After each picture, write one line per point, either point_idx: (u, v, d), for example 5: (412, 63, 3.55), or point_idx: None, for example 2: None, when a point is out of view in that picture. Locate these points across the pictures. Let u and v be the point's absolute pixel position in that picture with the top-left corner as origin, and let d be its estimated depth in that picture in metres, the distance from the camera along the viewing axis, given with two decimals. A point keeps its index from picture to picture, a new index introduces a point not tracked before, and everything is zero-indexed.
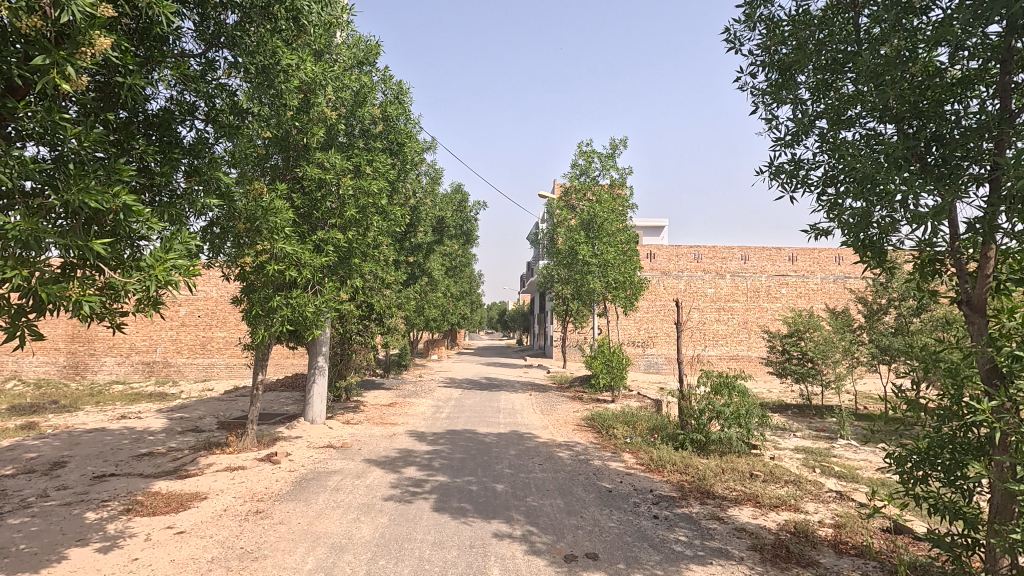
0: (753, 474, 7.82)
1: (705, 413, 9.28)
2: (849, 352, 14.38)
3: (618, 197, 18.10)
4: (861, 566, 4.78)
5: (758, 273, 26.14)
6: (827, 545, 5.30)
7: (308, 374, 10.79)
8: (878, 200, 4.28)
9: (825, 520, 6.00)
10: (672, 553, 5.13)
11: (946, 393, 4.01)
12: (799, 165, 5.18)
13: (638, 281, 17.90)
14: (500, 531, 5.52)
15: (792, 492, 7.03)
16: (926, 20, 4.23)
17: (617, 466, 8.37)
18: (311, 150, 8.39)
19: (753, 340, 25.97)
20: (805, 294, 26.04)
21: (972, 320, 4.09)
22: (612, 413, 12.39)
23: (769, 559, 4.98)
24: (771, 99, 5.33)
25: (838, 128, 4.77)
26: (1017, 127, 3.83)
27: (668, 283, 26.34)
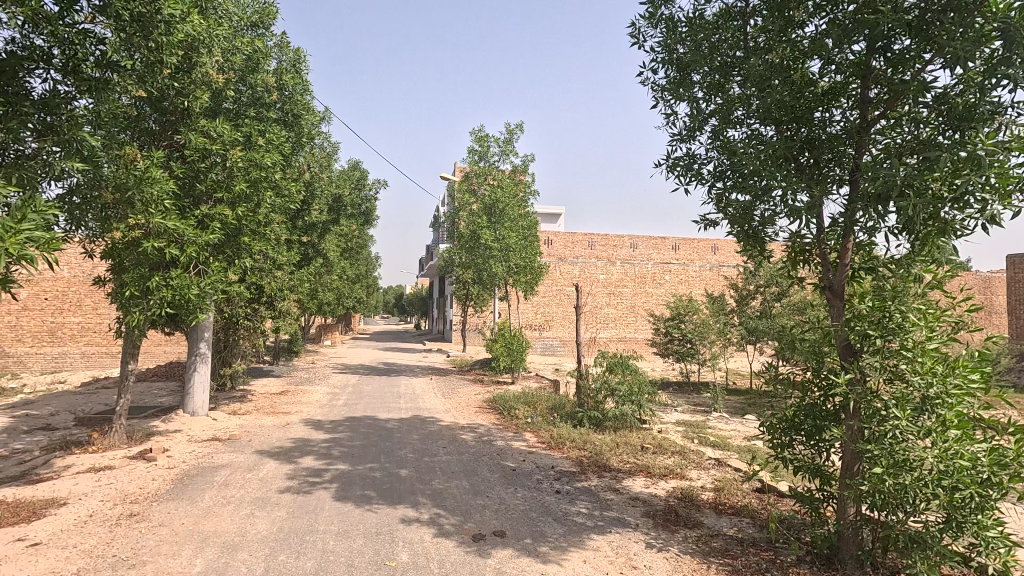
0: (644, 447, 8.43)
1: (601, 391, 9.81)
2: (723, 333, 15.89)
3: (519, 183, 18.35)
4: (737, 524, 5.35)
5: (645, 261, 27.91)
6: (709, 507, 5.86)
7: (187, 362, 9.85)
8: (761, 195, 4.70)
9: (707, 485, 6.63)
10: (575, 525, 5.39)
11: (810, 367, 4.55)
12: (693, 159, 5.58)
13: (538, 266, 18.34)
14: (407, 516, 5.46)
15: (678, 461, 7.67)
16: (803, 34, 4.70)
17: (520, 446, 8.60)
18: (193, 116, 7.60)
19: (640, 323, 27.75)
20: (685, 280, 28.25)
21: (832, 304, 4.61)
22: (513, 395, 12.65)
23: (661, 524, 5.41)
24: (670, 95, 5.68)
25: (727, 127, 5.18)
26: (872, 138, 4.38)
27: (564, 268, 27.27)
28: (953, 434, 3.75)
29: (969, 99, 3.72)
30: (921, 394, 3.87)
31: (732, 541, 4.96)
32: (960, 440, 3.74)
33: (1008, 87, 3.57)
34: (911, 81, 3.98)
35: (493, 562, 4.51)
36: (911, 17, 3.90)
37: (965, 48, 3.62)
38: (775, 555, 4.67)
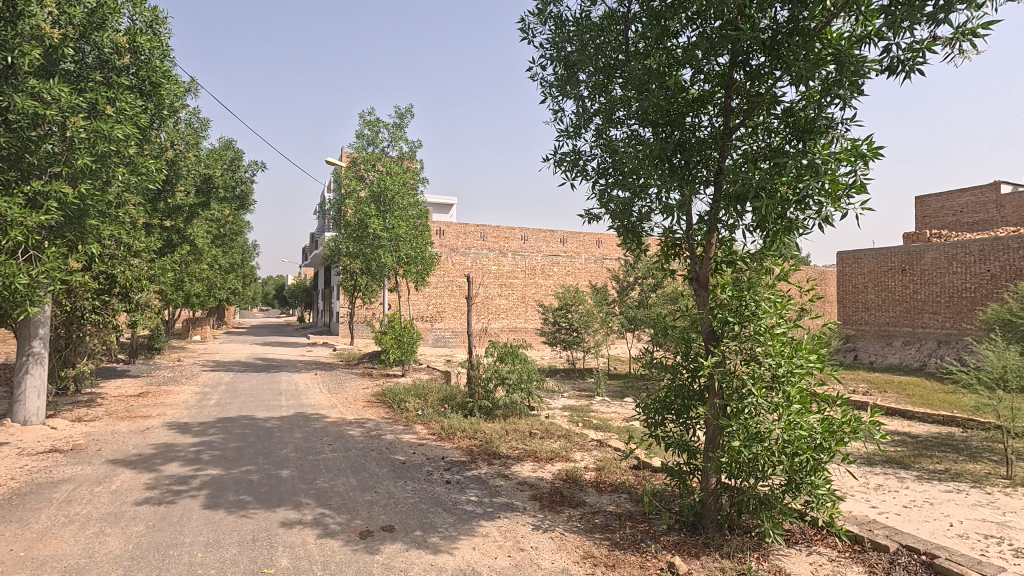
0: (532, 432, 8.70)
1: (492, 380, 9.96)
2: (606, 322, 16.82)
3: (409, 171, 17.96)
4: (616, 499, 5.72)
5: (535, 253, 28.70)
6: (591, 486, 6.20)
7: (16, 363, 8.46)
8: (639, 192, 5.03)
9: (589, 465, 7.01)
10: (464, 514, 5.43)
11: (681, 351, 4.96)
12: (578, 156, 5.82)
13: (429, 257, 18.12)
14: (288, 518, 5.16)
15: (564, 445, 8.02)
16: (676, 43, 5.06)
17: (410, 438, 8.48)
18: (19, 74, 6.49)
19: (530, 313, 28.50)
20: (572, 272, 29.52)
21: (698, 294, 5.03)
22: (403, 387, 12.42)
23: (547, 505, 5.64)
24: (557, 92, 5.86)
25: (610, 126, 5.46)
26: (733, 143, 4.83)
27: (456, 259, 27.12)
28: (795, 408, 4.30)
29: (809, 114, 4.22)
30: (771, 373, 4.38)
31: (611, 516, 5.29)
32: (800, 413, 4.30)
33: (838, 105, 4.10)
34: (765, 95, 4.44)
35: (381, 558, 4.40)
36: (765, 36, 4.34)
37: (806, 69, 4.10)
38: (649, 525, 5.06)
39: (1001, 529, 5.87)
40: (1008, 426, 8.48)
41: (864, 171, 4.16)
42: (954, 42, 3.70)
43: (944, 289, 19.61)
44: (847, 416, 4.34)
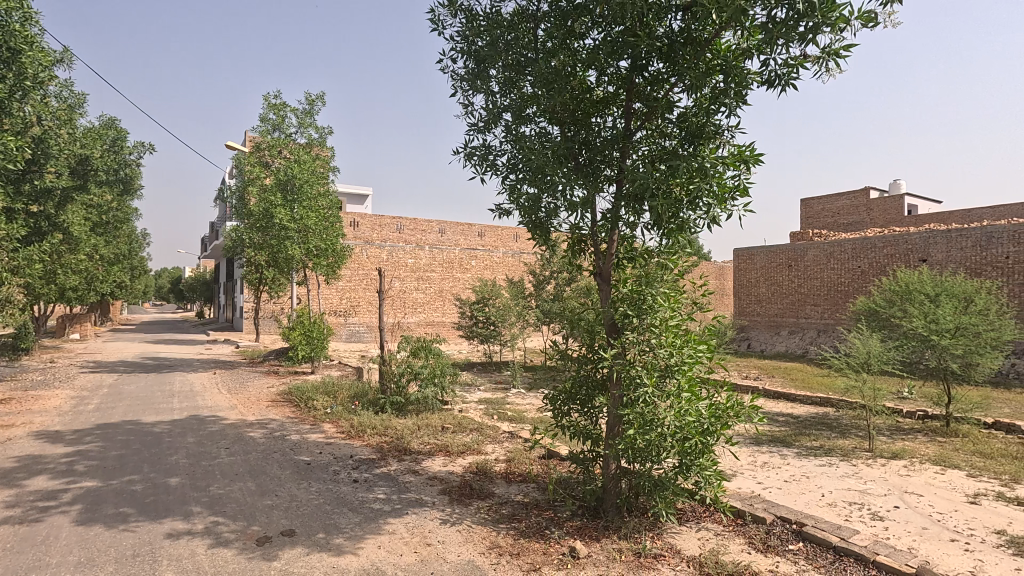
0: (445, 427, 8.69)
1: (404, 375, 9.82)
2: (521, 316, 17.11)
3: (319, 159, 17.18)
4: (524, 489, 5.85)
5: (452, 246, 28.54)
6: (500, 477, 6.30)
7: None
8: (546, 189, 5.13)
9: (500, 457, 7.11)
10: (371, 512, 5.32)
11: (585, 343, 5.14)
12: (489, 151, 5.83)
13: (341, 249, 17.48)
14: (176, 529, 4.80)
15: (476, 438, 8.08)
16: (582, 44, 5.19)
17: (316, 438, 8.17)
18: None
19: (447, 307, 28.30)
20: (489, 266, 29.71)
21: (601, 288, 5.22)
22: (311, 385, 11.92)
23: (456, 499, 5.65)
24: (468, 86, 5.84)
25: (519, 123, 5.52)
26: (633, 145, 5.04)
27: (371, 252, 26.25)
28: (685, 395, 4.60)
29: (700, 120, 4.49)
30: (664, 363, 4.65)
31: (519, 506, 5.41)
32: (690, 400, 4.60)
33: (725, 113, 4.39)
34: (661, 100, 4.67)
35: (279, 564, 4.22)
36: (661, 44, 4.55)
37: (697, 78, 4.34)
38: (554, 512, 5.22)
39: (862, 496, 6.64)
40: (870, 405, 9.58)
41: (747, 175, 4.50)
42: (821, 60, 4.07)
43: (823, 283, 21.78)
44: (731, 401, 4.69)
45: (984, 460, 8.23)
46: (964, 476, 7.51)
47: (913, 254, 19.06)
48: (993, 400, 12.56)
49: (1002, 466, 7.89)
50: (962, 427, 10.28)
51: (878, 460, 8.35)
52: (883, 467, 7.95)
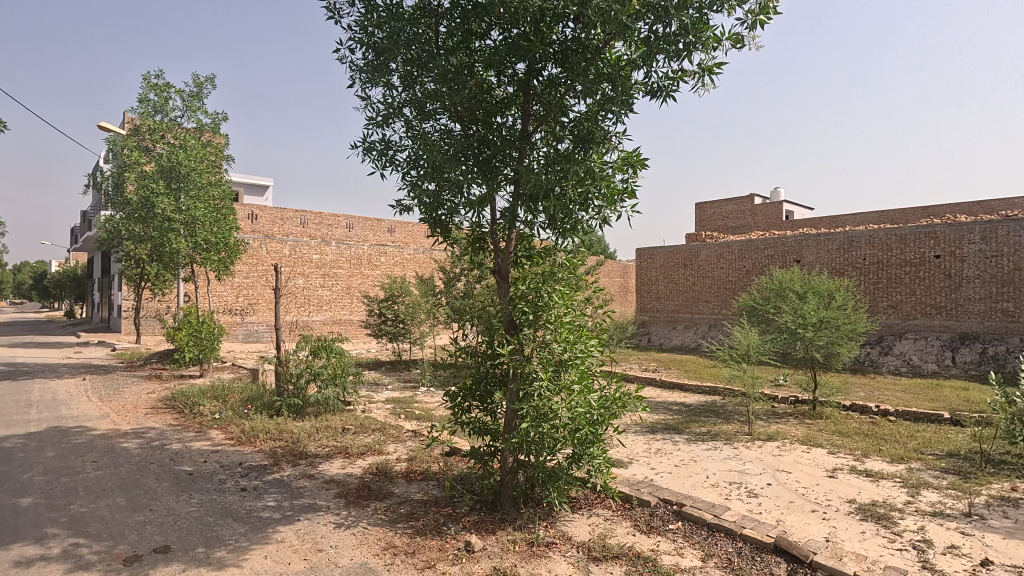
0: (345, 428, 8.42)
1: (303, 376, 9.40)
2: (431, 313, 16.96)
3: (210, 147, 15.95)
4: (423, 488, 5.82)
5: (360, 242, 27.65)
6: (400, 477, 6.22)
7: None
8: (445, 186, 5.10)
9: (401, 456, 7.02)
10: (259, 521, 5.05)
11: (484, 340, 5.18)
12: (388, 146, 5.70)
13: (235, 243, 16.35)
14: (25, 556, 4.28)
15: (377, 438, 7.91)
16: (482, 44, 5.21)
17: (201, 446, 7.60)
18: None
19: (355, 305, 27.25)
20: (400, 262, 29.13)
21: (500, 285, 5.28)
22: (199, 389, 11.06)
23: (352, 501, 5.51)
24: (367, 78, 5.66)
25: (419, 119, 5.44)
26: (531, 146, 5.14)
27: (271, 247, 24.56)
28: (577, 388, 4.79)
29: (591, 125, 4.67)
30: (557, 357, 4.81)
31: (417, 505, 5.37)
32: (582, 392, 4.80)
33: (614, 120, 4.62)
34: (556, 104, 4.79)
35: None
36: (556, 49, 4.68)
37: (588, 85, 4.53)
38: (452, 509, 5.25)
39: (740, 475, 7.28)
40: (750, 393, 10.49)
41: (634, 179, 4.75)
42: (698, 76, 4.40)
43: (714, 281, 23.54)
44: (618, 392, 4.98)
45: (842, 438, 9.31)
46: (825, 453, 8.46)
47: (788, 255, 21.11)
48: (852, 384, 14.24)
49: (855, 442, 8.97)
50: (826, 410, 11.56)
51: (756, 442, 9.18)
52: (759, 449, 8.76)
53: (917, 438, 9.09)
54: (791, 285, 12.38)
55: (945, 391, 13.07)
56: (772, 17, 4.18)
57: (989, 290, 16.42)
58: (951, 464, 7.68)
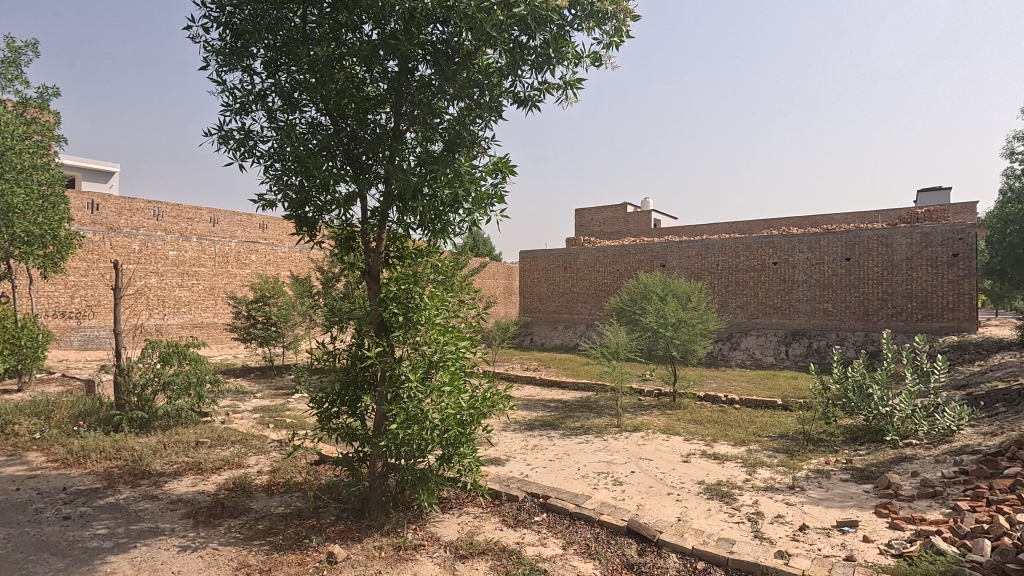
0: (200, 442, 7.67)
1: (149, 387, 8.42)
2: (307, 316, 16.01)
3: (34, 123, 13.72)
4: (286, 501, 5.50)
5: (227, 238, 25.27)
6: (261, 490, 5.81)
7: None
8: (313, 183, 4.63)
9: (263, 469, 6.56)
10: (84, 553, 4.45)
11: (353, 342, 4.95)
12: (249, 136, 5.05)
13: (67, 235, 14.16)
14: None
15: (238, 451, 7.30)
16: (354, 36, 4.82)
17: (13, 471, 6.50)
18: None
19: (221, 307, 23.77)
20: (273, 261, 26.23)
21: (370, 286, 5.05)
22: (14, 405, 9.43)
23: (202, 521, 5.04)
24: (223, 61, 4.99)
25: (284, 110, 4.88)
26: (404, 147, 4.85)
27: (116, 240, 20.33)
28: (448, 389, 4.74)
29: (460, 130, 4.64)
30: (428, 359, 4.72)
31: (277, 519, 5.06)
32: (452, 392, 4.77)
33: (482, 124, 4.68)
34: (428, 105, 4.62)
35: None
36: (428, 51, 4.54)
37: (459, 89, 4.51)
38: (316, 520, 5.02)
39: (607, 466, 7.76)
40: (619, 388, 11.20)
41: (505, 184, 4.80)
42: (563, 89, 4.54)
43: (590, 284, 24.85)
44: (488, 393, 5.05)
45: (695, 426, 10.29)
46: (681, 440, 9.30)
47: (655, 260, 22.91)
48: (706, 377, 15.81)
49: (706, 429, 9.97)
50: (684, 401, 12.71)
51: (623, 433, 9.84)
52: (625, 440, 9.40)
53: (755, 422, 10.32)
54: (655, 288, 13.45)
55: (780, 381, 14.99)
56: (626, 40, 4.53)
57: (813, 293, 19.14)
58: (780, 444, 8.84)
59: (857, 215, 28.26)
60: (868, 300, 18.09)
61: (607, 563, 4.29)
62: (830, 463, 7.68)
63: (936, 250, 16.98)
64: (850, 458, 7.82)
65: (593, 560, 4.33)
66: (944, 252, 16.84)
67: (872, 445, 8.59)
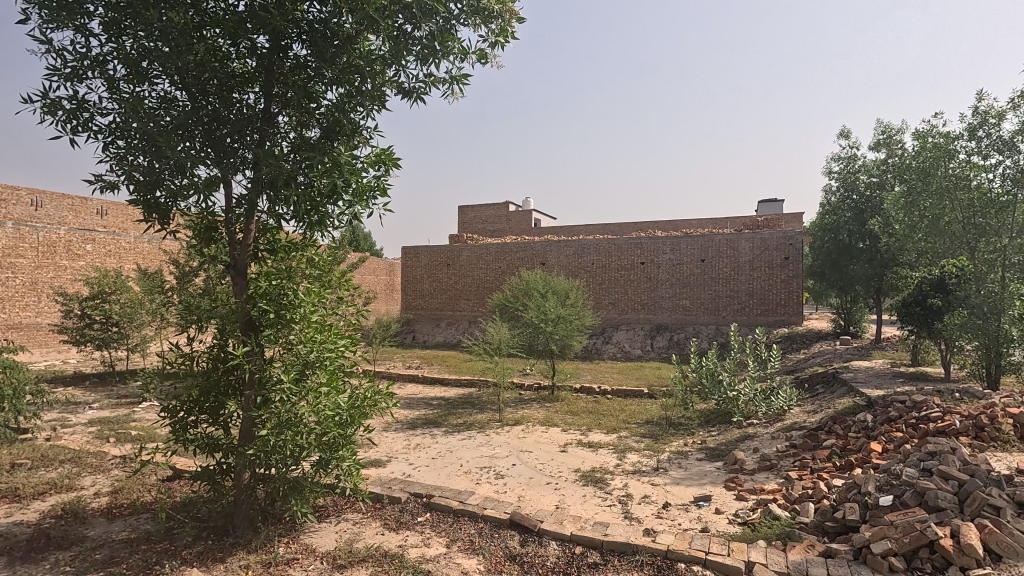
0: (17, 463, 6.49)
1: None
2: (157, 315, 14.27)
3: None
4: (131, 524, 4.84)
5: (54, 225, 20.65)
6: (99, 515, 5.06)
7: None
8: (166, 164, 4.01)
9: (101, 490, 5.72)
10: None
11: (215, 344, 4.44)
12: (82, 107, 4.26)
13: None
14: None
15: (68, 471, 6.30)
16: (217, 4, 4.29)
17: None
18: None
19: (46, 307, 20.02)
20: (115, 253, 22.61)
21: (236, 281, 4.48)
22: None
23: (21, 557, 4.27)
24: (48, 15, 4.16)
25: (129, 80, 4.19)
26: (277, 131, 4.40)
27: None
28: (325, 390, 4.43)
29: (340, 117, 4.34)
30: (303, 359, 4.38)
31: (120, 546, 4.44)
32: (329, 393, 4.46)
33: (364, 113, 4.43)
34: (303, 87, 4.31)
35: None
36: (303, 29, 4.19)
37: (339, 73, 4.21)
38: (169, 543, 4.46)
39: (490, 460, 7.85)
40: (501, 383, 11.40)
41: (388, 177, 4.55)
42: (448, 84, 4.43)
43: (474, 281, 25.01)
44: (369, 392, 4.81)
45: (572, 417, 10.79)
46: (559, 431, 9.70)
47: (535, 258, 23.64)
48: (582, 370, 16.64)
49: (582, 419, 10.49)
50: (562, 393, 13.27)
51: (505, 427, 10.02)
52: (506, 433, 9.58)
53: (625, 411, 11.08)
54: (536, 285, 13.85)
55: (646, 371, 16.24)
56: (511, 40, 4.58)
57: (675, 291, 20.99)
58: (646, 430, 9.57)
59: (710, 221, 31.52)
60: (719, 297, 20.24)
61: (490, 557, 4.33)
62: (688, 445, 8.47)
63: (773, 253, 19.45)
64: (704, 440, 8.70)
65: (477, 556, 4.35)
66: (779, 254, 19.34)
67: (723, 426, 9.62)
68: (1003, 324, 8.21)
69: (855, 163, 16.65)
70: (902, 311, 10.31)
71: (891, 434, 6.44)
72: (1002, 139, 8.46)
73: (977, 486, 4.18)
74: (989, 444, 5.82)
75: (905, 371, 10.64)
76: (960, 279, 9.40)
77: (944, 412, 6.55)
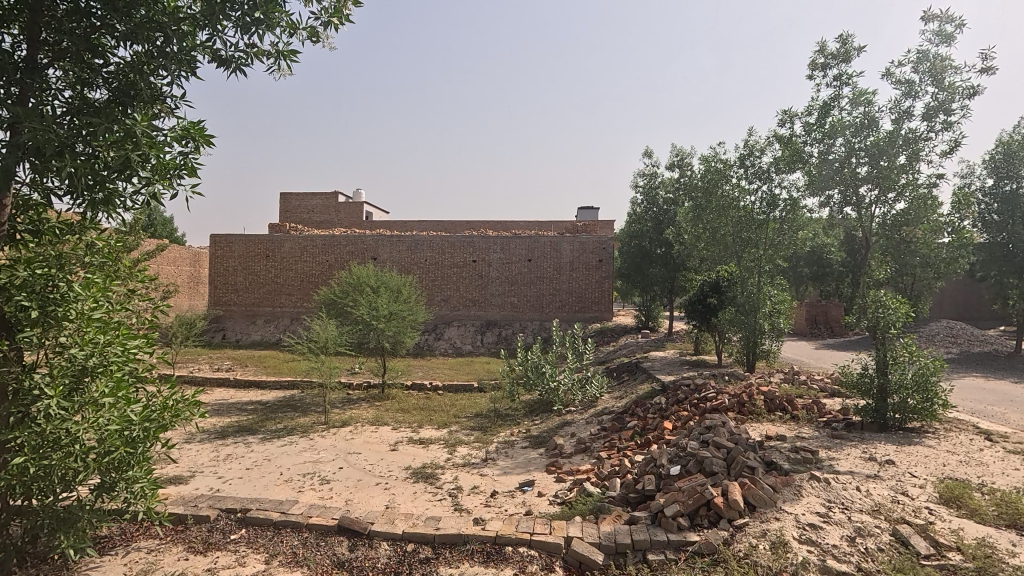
0: None
1: None
2: None
3: None
4: None
5: None
6: None
7: None
8: None
9: None
10: None
11: None
12: None
13: None
14: None
15: None
16: None
17: None
18: None
19: None
20: None
21: None
22: None
23: None
24: None
25: None
26: (45, 86, 3.53)
27: None
28: (114, 400, 3.65)
29: (135, 81, 3.67)
30: (79, 365, 3.56)
31: None
32: (119, 404, 3.70)
33: (168, 78, 3.79)
34: (85, 38, 3.55)
35: None
36: None
37: (133, 27, 3.53)
38: None
39: (314, 466, 7.37)
40: (327, 383, 10.78)
41: (195, 154, 3.95)
42: (275, 58, 3.98)
43: (297, 275, 23.25)
44: (169, 400, 4.06)
45: (403, 414, 10.67)
46: (388, 430, 9.48)
47: (366, 253, 22.79)
48: (413, 367, 16.48)
49: (412, 416, 10.43)
50: (392, 390, 13.03)
51: (331, 430, 9.51)
52: (333, 436, 9.10)
53: (456, 405, 11.32)
54: (367, 280, 13.31)
55: (475, 366, 16.73)
56: (345, 22, 4.32)
57: (503, 288, 21.96)
58: (475, 423, 9.87)
59: (536, 223, 33.61)
60: (543, 294, 21.71)
61: (315, 568, 4.10)
62: (514, 435, 8.94)
63: (589, 256, 21.49)
64: (528, 429, 9.26)
65: (301, 568, 4.09)
66: (594, 257, 21.43)
67: (544, 415, 10.34)
68: (758, 320, 10.14)
69: (656, 180, 19.14)
70: (688, 309, 12.13)
71: (679, 413, 7.54)
72: (760, 169, 10.44)
73: (739, 452, 5.11)
74: (748, 417, 7.16)
75: (689, 360, 12.53)
76: (730, 283, 11.37)
77: (717, 393, 7.88)
